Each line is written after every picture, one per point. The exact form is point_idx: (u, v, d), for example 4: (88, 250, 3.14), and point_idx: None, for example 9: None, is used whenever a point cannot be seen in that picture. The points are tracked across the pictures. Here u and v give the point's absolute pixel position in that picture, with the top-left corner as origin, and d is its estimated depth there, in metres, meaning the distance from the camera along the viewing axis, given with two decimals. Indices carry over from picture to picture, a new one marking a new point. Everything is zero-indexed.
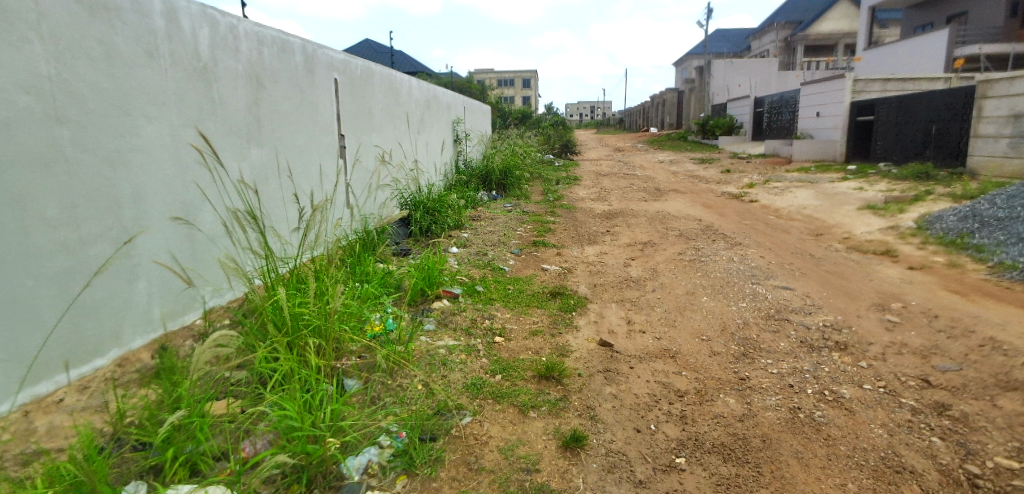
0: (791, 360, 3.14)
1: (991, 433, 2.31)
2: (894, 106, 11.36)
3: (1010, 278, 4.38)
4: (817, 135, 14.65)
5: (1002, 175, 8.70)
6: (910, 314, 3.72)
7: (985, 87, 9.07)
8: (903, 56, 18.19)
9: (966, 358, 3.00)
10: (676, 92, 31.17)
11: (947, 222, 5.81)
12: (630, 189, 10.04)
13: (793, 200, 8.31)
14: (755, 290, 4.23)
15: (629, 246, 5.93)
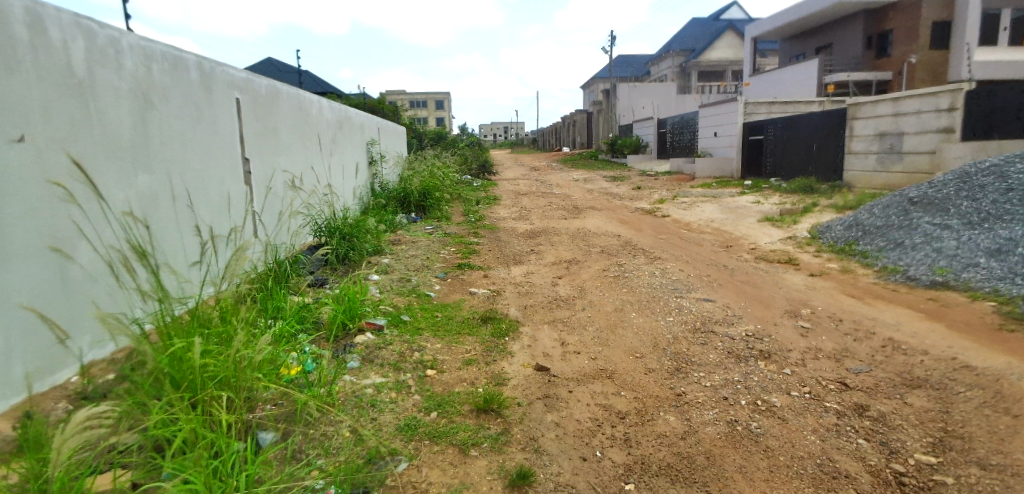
0: (722, 371, 3.23)
1: (908, 431, 2.58)
2: (780, 127, 12.56)
3: (893, 281, 4.92)
4: (715, 153, 15.85)
5: (874, 187, 9.85)
6: (819, 319, 4.01)
7: (855, 109, 10.24)
8: (784, 82, 20.30)
9: (873, 359, 3.33)
10: (585, 113, 32.54)
11: (836, 231, 6.43)
12: (549, 208, 10.20)
13: (701, 213, 8.84)
14: (680, 303, 4.36)
15: (555, 264, 5.94)
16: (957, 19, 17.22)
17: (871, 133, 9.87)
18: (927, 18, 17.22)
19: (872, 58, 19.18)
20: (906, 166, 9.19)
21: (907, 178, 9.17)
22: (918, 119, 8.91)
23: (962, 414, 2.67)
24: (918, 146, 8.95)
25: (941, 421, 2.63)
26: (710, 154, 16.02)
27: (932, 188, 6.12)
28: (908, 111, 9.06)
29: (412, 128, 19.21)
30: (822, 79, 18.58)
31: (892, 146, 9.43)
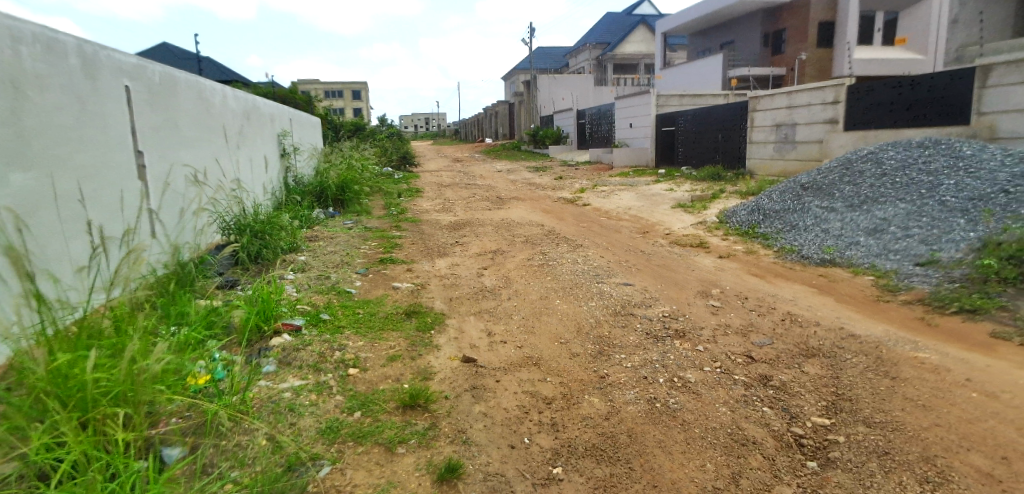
0: (642, 352, 3.37)
1: (805, 396, 2.82)
2: (690, 119, 13.29)
3: (790, 260, 5.37)
4: (631, 144, 16.49)
5: (773, 174, 10.72)
6: (727, 298, 4.29)
7: (755, 102, 11.06)
8: (692, 76, 21.48)
9: (775, 332, 3.62)
10: (506, 105, 32.67)
11: (740, 215, 6.90)
12: (473, 199, 10.15)
13: (619, 202, 9.15)
14: (602, 289, 4.49)
15: (479, 255, 5.92)
16: (838, 21, 19.00)
17: (770, 125, 10.69)
18: (814, 20, 18.88)
19: (769, 55, 20.75)
20: (798, 155, 10.04)
21: (800, 166, 10.03)
22: (808, 112, 9.75)
23: (850, 378, 2.96)
24: (808, 136, 9.79)
25: (833, 386, 2.90)
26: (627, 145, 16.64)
27: (820, 174, 6.73)
28: (800, 104, 9.88)
29: (328, 119, 18.30)
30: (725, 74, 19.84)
31: (787, 137, 10.27)
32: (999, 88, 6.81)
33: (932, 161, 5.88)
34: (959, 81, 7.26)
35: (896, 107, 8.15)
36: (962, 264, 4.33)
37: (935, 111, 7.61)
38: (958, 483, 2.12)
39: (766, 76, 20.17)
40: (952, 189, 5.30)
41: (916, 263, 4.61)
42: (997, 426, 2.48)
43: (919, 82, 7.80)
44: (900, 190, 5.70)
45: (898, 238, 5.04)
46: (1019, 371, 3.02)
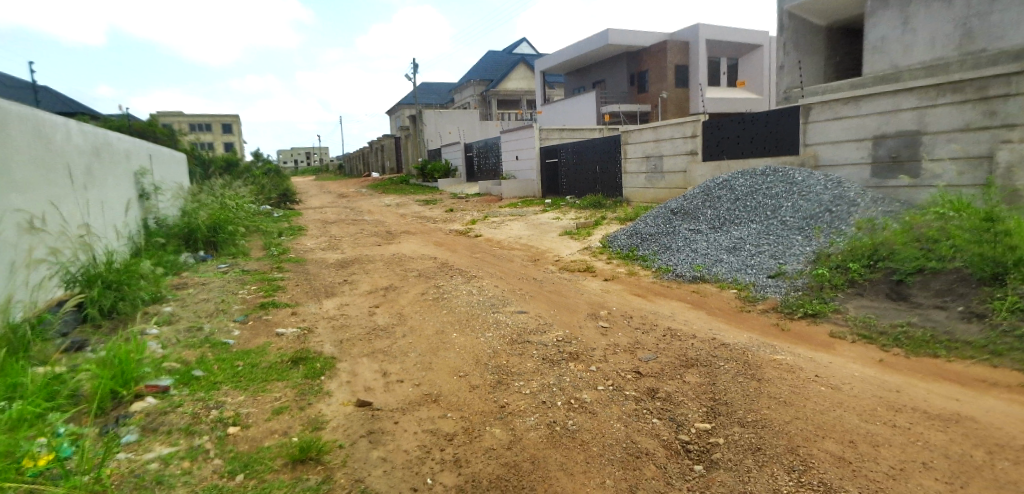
0: (539, 377, 3.44)
1: (688, 405, 3.05)
2: (571, 151, 14.13)
3: (666, 279, 5.84)
4: (518, 176, 17.09)
5: (647, 201, 11.69)
6: (615, 318, 4.55)
7: (627, 135, 12.08)
8: (570, 111, 22.91)
9: (658, 347, 3.90)
10: (393, 139, 32.37)
11: (621, 239, 7.39)
12: (361, 235, 9.80)
13: (510, 231, 9.40)
14: (497, 318, 4.53)
15: (371, 293, 5.71)
16: (691, 65, 21.67)
17: (640, 156, 11.71)
18: (670, 63, 21.32)
19: (635, 93, 22.77)
20: (667, 183, 11.08)
21: (669, 193, 11.07)
22: (672, 144, 10.84)
23: (725, 384, 3.27)
24: (674, 166, 10.87)
25: (712, 393, 3.17)
26: (514, 177, 17.23)
27: (686, 200, 7.48)
28: (665, 138, 10.97)
29: (195, 154, 16.80)
30: (599, 110, 21.44)
31: (656, 167, 11.31)
32: (818, 124, 8.11)
33: (773, 187, 6.80)
34: (788, 119, 8.55)
35: (742, 140, 9.36)
36: (803, 274, 5.02)
37: (771, 143, 8.86)
38: (818, 468, 2.41)
39: (634, 112, 22.09)
40: (791, 210, 6.16)
41: (768, 276, 5.26)
42: (842, 414, 2.87)
43: (757, 118, 9.04)
44: (751, 212, 6.51)
45: (752, 254, 5.73)
46: (854, 364, 3.55)
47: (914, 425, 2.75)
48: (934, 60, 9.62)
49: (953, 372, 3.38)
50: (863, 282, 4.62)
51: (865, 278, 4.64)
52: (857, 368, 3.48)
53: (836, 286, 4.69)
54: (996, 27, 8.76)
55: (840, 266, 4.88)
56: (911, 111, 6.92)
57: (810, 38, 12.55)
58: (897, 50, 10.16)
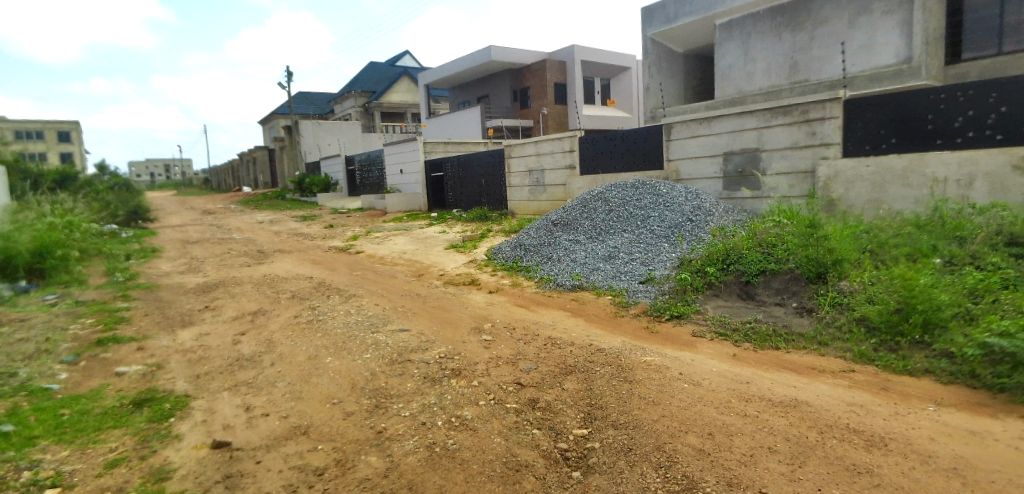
0: (419, 398, 3.32)
1: (567, 412, 3.13)
2: (456, 165, 14.20)
3: (548, 289, 6.01)
4: (402, 189, 16.78)
5: (530, 213, 12.06)
6: (498, 330, 4.57)
7: (509, 149, 12.40)
8: (455, 125, 23.03)
9: (539, 356, 3.97)
10: (267, 150, 30.20)
11: (505, 251, 7.51)
12: (228, 255, 8.94)
13: (393, 247, 9.14)
14: (377, 338, 4.33)
15: (236, 319, 5.20)
16: (568, 83, 22.79)
17: (523, 170, 12.07)
18: (550, 81, 22.26)
19: (517, 109, 23.50)
20: (548, 196, 11.51)
21: (551, 205, 11.51)
22: (552, 159, 11.30)
23: (600, 388, 3.40)
24: (554, 179, 11.33)
25: (588, 398, 3.28)
26: (398, 190, 16.89)
27: (565, 212, 7.80)
28: (545, 152, 11.41)
29: (19, 166, 14.31)
30: (484, 124, 21.81)
31: (538, 181, 11.72)
32: (679, 141, 8.91)
33: (643, 198, 7.32)
34: (654, 136, 9.31)
35: (614, 155, 10.02)
36: (669, 279, 5.44)
37: (640, 158, 9.58)
38: (681, 463, 2.57)
39: (517, 127, 22.79)
40: (658, 220, 6.67)
41: (639, 281, 5.62)
42: (702, 408, 3.12)
43: (627, 135, 9.73)
44: (623, 222, 6.96)
45: (625, 262, 6.10)
46: (712, 360, 3.89)
47: (761, 413, 3.06)
48: (769, 87, 11.09)
49: (791, 361, 3.85)
50: (718, 284, 5.12)
51: (720, 280, 5.13)
52: (715, 364, 3.82)
53: (697, 288, 5.14)
54: (814, 62, 10.33)
55: (699, 270, 5.36)
56: (752, 131, 7.87)
57: (670, 63, 13.83)
58: (740, 78, 11.55)
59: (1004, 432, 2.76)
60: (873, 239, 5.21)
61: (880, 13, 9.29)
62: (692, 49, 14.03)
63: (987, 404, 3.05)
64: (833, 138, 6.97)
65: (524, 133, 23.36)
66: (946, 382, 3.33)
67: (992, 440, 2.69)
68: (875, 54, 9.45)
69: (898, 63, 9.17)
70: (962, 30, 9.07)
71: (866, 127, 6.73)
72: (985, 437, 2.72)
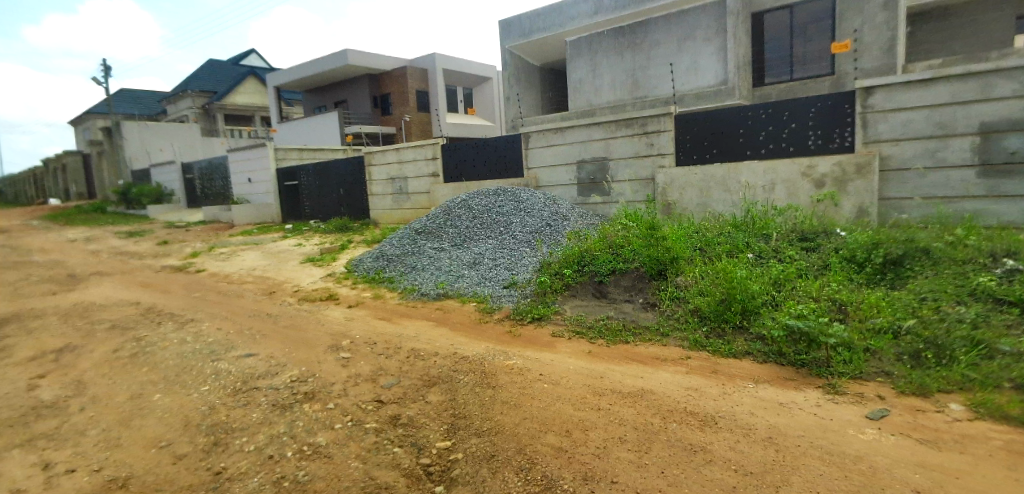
0: (266, 429, 3.05)
1: (430, 425, 3.09)
2: (312, 173, 13.46)
3: (412, 299, 5.91)
4: (252, 199, 15.44)
5: (393, 222, 11.86)
6: (357, 347, 4.38)
7: (370, 157, 12.08)
8: (312, 130, 21.75)
9: (401, 370, 3.88)
10: (80, 156, 25.83)
11: (366, 262, 7.28)
12: (23, 283, 7.44)
13: (241, 263, 8.35)
14: (218, 367, 3.91)
15: (33, 359, 4.35)
16: (430, 90, 22.89)
17: (385, 178, 11.83)
18: (411, 89, 22.09)
19: (378, 115, 22.89)
20: (412, 204, 11.40)
21: (414, 213, 11.41)
22: (414, 167, 11.22)
23: (464, 397, 3.41)
24: (417, 188, 11.26)
25: (451, 408, 3.28)
26: (246, 200, 15.52)
27: (429, 220, 7.77)
28: (407, 160, 11.30)
29: None
30: (343, 131, 20.87)
31: (401, 189, 11.56)
32: (537, 150, 9.34)
33: (504, 205, 7.57)
34: (513, 145, 9.66)
35: (476, 163, 10.22)
36: (530, 283, 5.67)
37: (500, 166, 9.89)
38: (541, 463, 2.66)
39: (378, 134, 22.19)
40: (519, 226, 6.95)
41: (502, 286, 5.77)
42: (560, 406, 3.27)
43: (487, 144, 9.99)
44: (487, 229, 7.12)
45: (489, 268, 6.23)
46: (569, 359, 4.12)
47: (613, 405, 3.30)
48: (616, 101, 12.10)
49: (637, 353, 4.21)
50: (575, 285, 5.46)
51: (576, 281, 5.47)
52: (571, 362, 4.05)
53: (556, 290, 5.43)
54: (651, 79, 11.50)
55: (557, 273, 5.67)
56: (601, 142, 8.53)
57: (527, 75, 14.50)
58: (590, 91, 12.46)
59: (804, 401, 3.28)
60: (702, 238, 5.92)
61: (701, 39, 10.67)
62: (548, 62, 14.83)
63: (791, 378, 3.61)
64: (668, 149, 7.83)
65: (386, 140, 22.83)
66: (760, 361, 3.88)
67: (796, 409, 3.19)
68: (699, 75, 10.82)
69: (718, 84, 10.57)
70: (764, 58, 10.76)
71: (694, 139, 7.64)
72: (791, 407, 3.21)
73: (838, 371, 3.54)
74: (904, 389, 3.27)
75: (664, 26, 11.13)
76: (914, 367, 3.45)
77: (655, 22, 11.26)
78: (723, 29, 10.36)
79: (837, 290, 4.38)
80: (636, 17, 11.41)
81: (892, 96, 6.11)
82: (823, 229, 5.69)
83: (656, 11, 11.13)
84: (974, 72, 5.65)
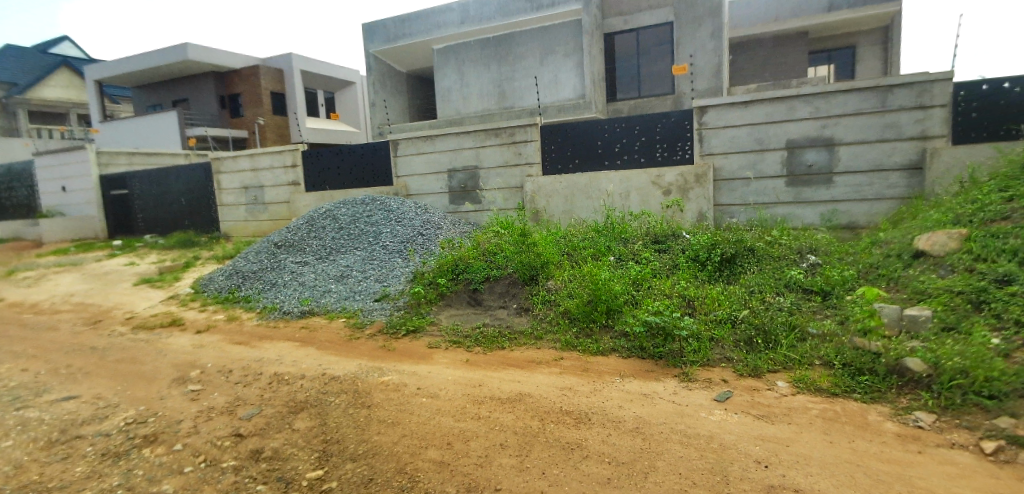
0: (93, 484, 2.57)
1: (299, 455, 2.84)
2: (147, 181, 11.83)
3: (273, 320, 5.44)
4: (66, 212, 13.07)
5: (248, 234, 10.87)
6: (209, 377, 3.91)
7: (218, 163, 10.95)
8: (145, 132, 19.08)
9: (262, 398, 3.53)
10: None
11: (217, 281, 6.59)
12: None
13: (54, 288, 7.02)
14: (24, 417, 3.22)
15: None
16: (287, 93, 21.38)
17: (238, 187, 10.81)
18: (265, 90, 20.41)
19: (227, 117, 20.82)
20: (270, 215, 10.55)
21: (273, 225, 10.56)
22: (271, 174, 10.39)
23: (336, 420, 3.20)
24: (275, 197, 10.44)
25: (323, 434, 3.05)
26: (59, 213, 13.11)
27: (290, 232, 7.23)
28: (263, 167, 10.43)
29: None
30: (184, 133, 18.61)
31: (256, 198, 10.63)
32: (406, 158, 9.18)
33: (373, 214, 7.34)
34: (381, 152, 9.38)
35: (341, 171, 9.75)
36: (403, 294, 5.54)
37: (367, 174, 9.54)
38: (424, 481, 2.59)
39: (227, 138, 20.16)
40: (390, 236, 6.78)
41: (374, 299, 5.56)
42: (440, 419, 3.22)
43: (352, 151, 9.59)
44: (356, 240, 6.82)
45: (359, 281, 5.96)
46: (446, 369, 4.08)
47: (492, 412, 3.33)
48: (483, 110, 12.36)
49: (514, 358, 4.31)
50: (449, 294, 5.45)
51: (451, 290, 5.47)
52: (449, 372, 4.02)
53: (430, 300, 5.37)
54: (516, 91, 11.94)
55: (431, 282, 5.64)
56: (471, 151, 8.65)
57: (393, 82, 14.22)
58: (458, 100, 12.59)
59: (663, 391, 3.61)
60: (569, 243, 6.27)
61: (561, 55, 11.33)
62: (413, 69, 14.68)
63: (651, 369, 3.96)
64: (535, 158, 8.19)
65: (237, 144, 20.85)
66: (625, 356, 4.20)
67: (657, 398, 3.49)
68: (561, 89, 11.48)
69: (577, 98, 11.31)
70: (616, 76, 11.76)
71: (558, 150, 8.08)
72: (653, 397, 3.52)
73: (690, 360, 3.95)
74: (743, 372, 3.75)
75: (527, 40, 11.62)
76: (749, 351, 3.97)
77: (519, 36, 11.72)
78: (580, 47, 11.12)
79: (685, 287, 4.91)
80: (500, 30, 11.78)
81: (721, 115, 7.03)
82: (671, 232, 6.35)
83: (519, 26, 11.60)
84: (781, 97, 6.72)
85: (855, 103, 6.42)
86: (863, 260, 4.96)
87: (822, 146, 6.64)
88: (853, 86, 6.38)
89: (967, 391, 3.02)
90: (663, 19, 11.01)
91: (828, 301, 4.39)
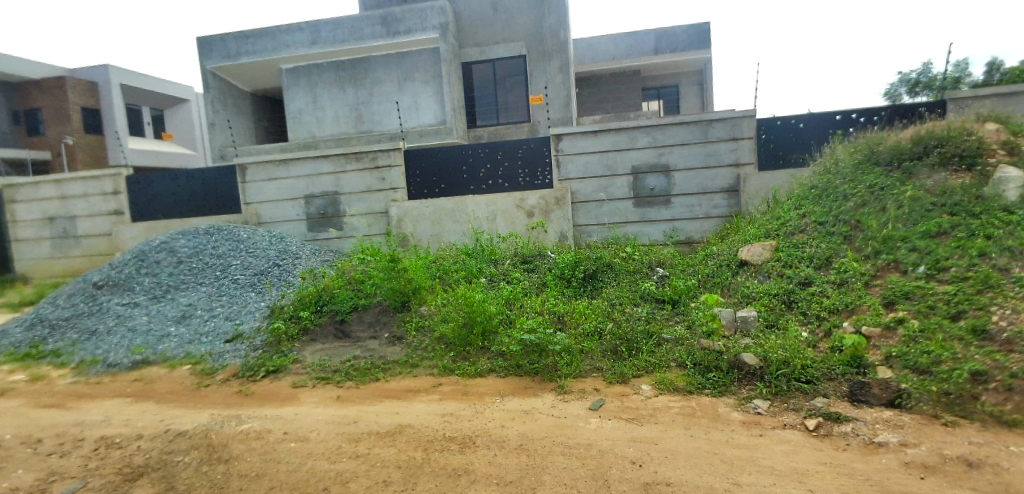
0: None
1: None
2: None
3: (94, 374, 4.59)
4: None
5: (54, 275, 9.09)
6: (9, 452, 3.19)
7: (11, 191, 9.09)
8: None
9: (87, 469, 2.95)
10: None
11: (13, 334, 5.42)
12: None
13: None
14: None
15: None
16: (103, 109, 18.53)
17: (39, 218, 9.05)
18: (73, 104, 17.44)
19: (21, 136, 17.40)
20: (84, 250, 8.95)
21: (87, 262, 8.95)
22: (86, 203, 8.87)
23: (186, 481, 2.79)
24: (90, 229, 8.89)
25: None
26: None
27: (114, 270, 6.24)
28: (74, 195, 8.87)
29: None
30: None
31: (66, 231, 8.99)
32: (255, 183, 8.46)
33: (219, 245, 6.65)
34: (226, 177, 8.53)
35: (178, 198, 8.68)
36: (260, 332, 5.05)
37: (210, 201, 8.60)
38: None
39: (21, 160, 16.80)
40: (240, 268, 6.20)
41: (224, 341, 4.97)
42: (313, 464, 2.97)
43: (191, 175, 8.61)
44: (198, 275, 6.08)
45: (204, 320, 5.31)
46: (315, 409, 3.79)
47: (371, 449, 3.15)
48: (340, 134, 11.92)
49: (390, 389, 4.15)
50: (314, 328, 5.11)
51: (316, 324, 5.13)
52: (319, 412, 3.74)
53: (292, 336, 4.98)
54: (376, 115, 11.73)
55: (293, 316, 5.24)
56: (329, 176, 8.26)
57: (235, 101, 13.10)
58: (311, 123, 11.99)
59: (542, 406, 3.74)
60: (439, 267, 6.27)
61: (419, 81, 11.42)
62: (259, 88, 13.69)
63: (529, 386, 4.09)
64: (399, 183, 8.07)
65: (35, 168, 17.47)
66: (503, 375, 4.27)
67: (537, 413, 3.61)
68: (420, 115, 11.54)
69: (437, 124, 11.42)
70: (474, 104, 12.14)
71: (422, 175, 8.08)
72: (534, 413, 3.63)
73: (565, 373, 4.15)
74: (612, 379, 4.04)
75: (384, 65, 11.53)
76: (615, 360, 4.30)
77: (376, 60, 11.57)
78: (438, 74, 11.31)
79: (554, 303, 5.18)
80: (355, 53, 11.51)
81: (575, 143, 7.63)
82: (537, 252, 6.68)
83: (375, 50, 11.45)
84: (624, 128, 7.51)
85: (683, 134, 7.41)
86: (701, 270, 5.69)
87: (660, 171, 7.52)
88: (680, 119, 7.37)
89: (792, 377, 3.59)
90: (516, 52, 11.68)
91: (677, 309, 4.96)
